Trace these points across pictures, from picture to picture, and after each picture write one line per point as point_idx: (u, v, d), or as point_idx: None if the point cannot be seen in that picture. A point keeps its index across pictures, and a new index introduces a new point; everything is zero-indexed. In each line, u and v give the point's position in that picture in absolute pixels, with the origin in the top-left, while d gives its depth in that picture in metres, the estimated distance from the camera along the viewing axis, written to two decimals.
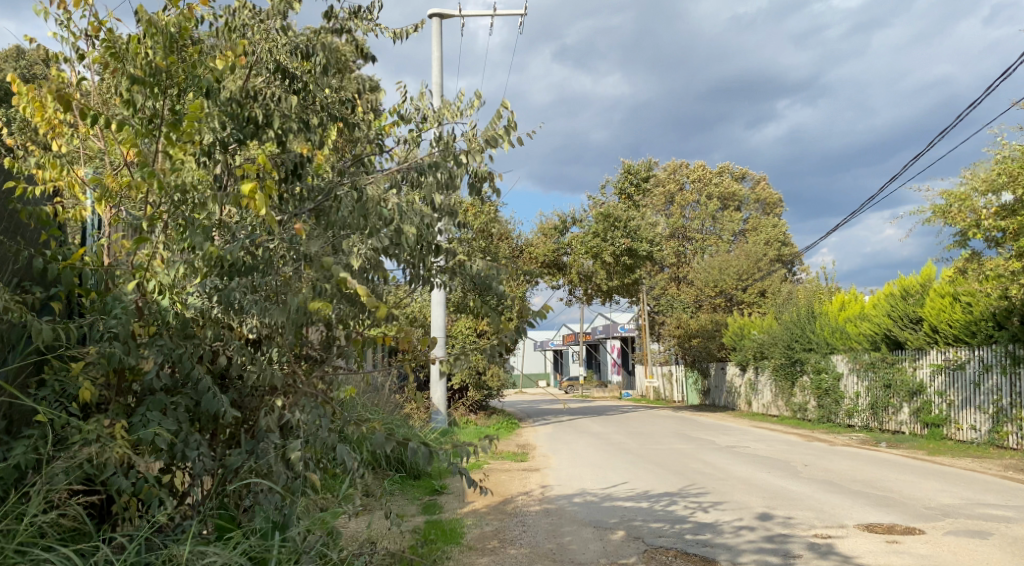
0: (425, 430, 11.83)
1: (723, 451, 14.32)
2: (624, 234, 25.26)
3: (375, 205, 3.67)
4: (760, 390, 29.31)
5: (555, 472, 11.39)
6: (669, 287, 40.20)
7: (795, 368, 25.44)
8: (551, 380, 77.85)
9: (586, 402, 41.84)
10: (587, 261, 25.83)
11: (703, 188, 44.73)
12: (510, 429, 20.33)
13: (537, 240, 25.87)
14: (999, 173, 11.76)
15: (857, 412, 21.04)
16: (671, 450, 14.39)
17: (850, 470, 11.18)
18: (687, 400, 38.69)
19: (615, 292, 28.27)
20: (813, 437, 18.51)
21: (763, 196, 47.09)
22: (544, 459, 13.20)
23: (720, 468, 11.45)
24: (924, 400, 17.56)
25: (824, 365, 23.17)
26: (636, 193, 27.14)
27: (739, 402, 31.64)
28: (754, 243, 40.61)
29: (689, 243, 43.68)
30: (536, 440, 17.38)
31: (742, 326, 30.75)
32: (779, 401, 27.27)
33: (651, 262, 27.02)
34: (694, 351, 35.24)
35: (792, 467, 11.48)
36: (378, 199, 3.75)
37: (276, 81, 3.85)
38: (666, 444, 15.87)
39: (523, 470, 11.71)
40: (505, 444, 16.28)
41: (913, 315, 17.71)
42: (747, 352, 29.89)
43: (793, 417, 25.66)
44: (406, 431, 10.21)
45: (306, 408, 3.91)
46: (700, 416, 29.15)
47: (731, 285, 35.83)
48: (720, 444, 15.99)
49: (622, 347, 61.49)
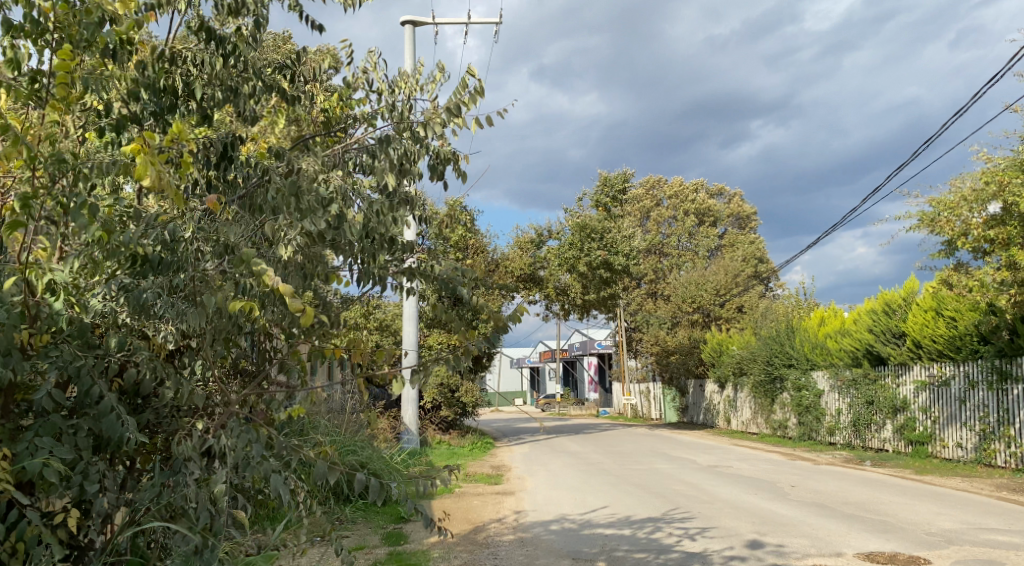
0: (393, 452, 11.14)
1: (705, 471, 13.80)
2: (601, 247, 24.86)
3: (312, 184, 3.09)
4: (739, 407, 28.90)
5: (530, 496, 10.78)
6: (646, 303, 39.87)
7: (775, 385, 25.06)
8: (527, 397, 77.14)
9: (563, 419, 41.25)
10: (563, 275, 25.37)
11: (679, 204, 44.62)
12: (485, 449, 19.69)
13: (512, 255, 25.35)
14: (987, 181, 11.46)
15: (838, 429, 20.66)
16: (652, 471, 13.84)
17: (839, 492, 10.68)
18: (665, 417, 38.23)
19: (592, 307, 27.81)
20: (796, 456, 18.05)
21: (737, 212, 47.07)
22: (519, 482, 12.58)
23: (705, 491, 10.90)
24: (908, 417, 17.19)
25: (804, 381, 22.80)
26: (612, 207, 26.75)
27: (717, 420, 31.23)
28: (731, 258, 40.41)
29: (666, 259, 43.45)
30: (511, 460, 16.74)
31: (721, 341, 30.40)
32: (759, 418, 26.87)
33: (628, 277, 26.63)
34: (672, 368, 34.83)
35: (780, 489, 10.97)
36: (315, 179, 3.19)
37: (198, 45, 3.30)
38: (646, 464, 15.32)
39: (497, 494, 11.09)
40: (479, 465, 15.65)
41: (895, 330, 17.38)
42: (725, 368, 29.51)
43: (773, 435, 25.25)
44: (370, 454, 9.57)
45: (235, 433, 3.29)
46: (679, 434, 28.68)
47: (709, 301, 35.45)
48: (701, 464, 15.47)
49: (599, 365, 61.03)
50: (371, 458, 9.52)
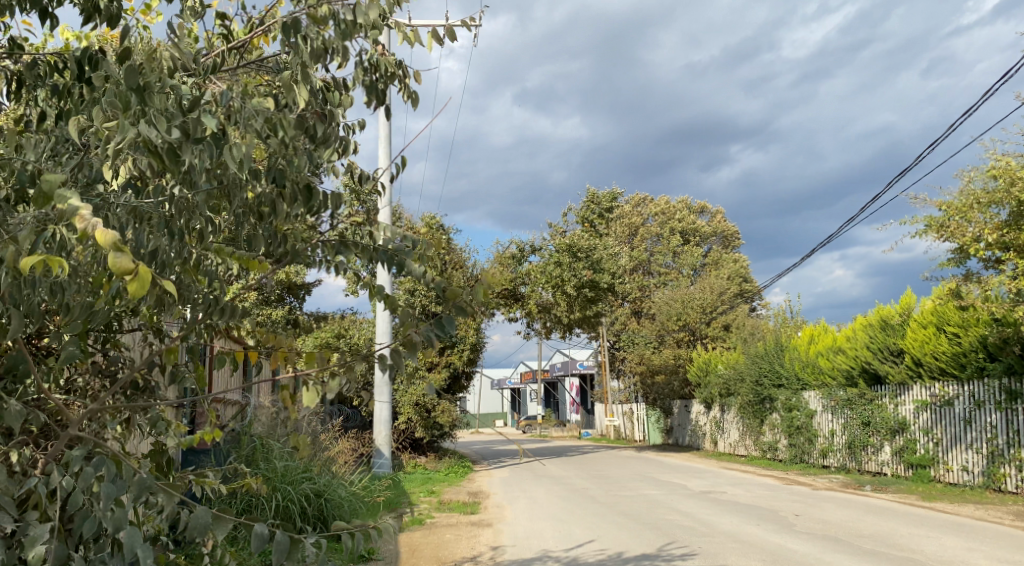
0: (358, 477, 10.03)
1: (698, 498, 12.85)
2: (587, 264, 24.06)
3: (167, 79, 2.46)
4: (726, 429, 27.98)
5: (509, 528, 9.76)
6: (630, 321, 38.97)
7: (764, 406, 24.19)
8: (508, 418, 75.84)
9: (544, 442, 40.19)
10: (547, 291, 24.44)
11: (664, 222, 43.92)
12: (461, 474, 18.60)
13: (493, 269, 24.35)
14: (1003, 183, 10.68)
15: (832, 452, 19.81)
16: (640, 497, 12.89)
17: (849, 523, 9.70)
18: (649, 439, 37.21)
19: (575, 325, 26.89)
20: (791, 480, 17.13)
21: (722, 230, 46.47)
22: (498, 511, 11.55)
23: (701, 523, 9.91)
24: (907, 439, 16.33)
25: (795, 402, 21.95)
26: (597, 221, 25.84)
27: (704, 442, 30.28)
28: (716, 276, 39.71)
29: (650, 277, 42.68)
30: (489, 486, 15.68)
31: (708, 360, 29.52)
32: (747, 440, 25.97)
33: (613, 294, 25.79)
34: (657, 388, 34.01)
35: (784, 519, 9.99)
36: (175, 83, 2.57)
37: None
38: (634, 489, 14.36)
39: (473, 525, 10.05)
40: (455, 492, 14.57)
41: (894, 347, 16.54)
42: (713, 388, 28.60)
43: (763, 457, 24.34)
44: (329, 482, 8.49)
45: (73, 473, 2.33)
46: (665, 456, 27.70)
47: (694, 318, 34.71)
48: (693, 489, 14.51)
49: (581, 386, 60.14)
50: (330, 487, 8.42)
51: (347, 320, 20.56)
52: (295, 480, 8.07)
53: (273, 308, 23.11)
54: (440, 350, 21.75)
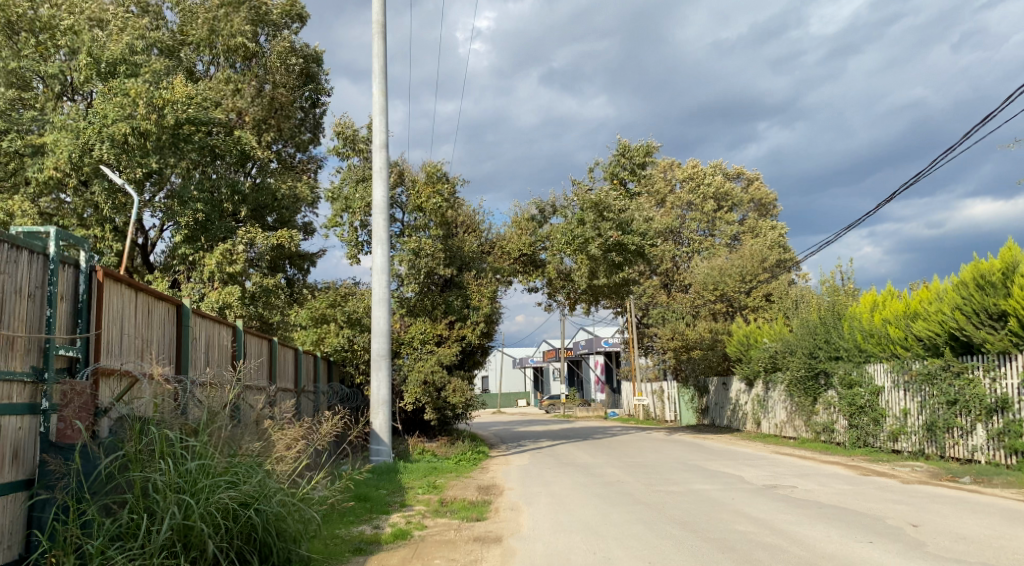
0: (316, 477, 7.47)
1: (768, 498, 10.21)
2: (614, 222, 21.36)
3: None
4: (771, 408, 25.28)
5: (527, 546, 7.24)
6: (659, 294, 36.23)
7: (819, 382, 21.45)
8: (530, 398, 73.56)
9: (570, 423, 37.76)
10: (568, 255, 21.85)
11: (695, 188, 41.01)
12: (473, 462, 16.18)
13: (510, 234, 21.84)
14: None
15: (905, 434, 17.12)
16: (696, 497, 10.31)
17: (995, 540, 6.96)
18: (681, 419, 34.66)
19: (602, 297, 24.25)
20: (863, 468, 14.51)
21: (758, 196, 42.94)
22: (513, 517, 9.04)
23: (784, 538, 7.24)
24: (1010, 421, 13.55)
25: (857, 376, 19.20)
26: (630, 177, 22.73)
27: (745, 423, 27.61)
28: (755, 242, 36.62)
29: (681, 246, 39.90)
30: (505, 478, 13.20)
31: (750, 333, 26.74)
32: (797, 421, 23.22)
33: (645, 261, 23.10)
34: (692, 364, 31.38)
35: (899, 534, 7.28)
36: None
37: None
38: (682, 484, 11.80)
39: (478, 541, 7.51)
40: (463, 486, 12.08)
41: (994, 310, 13.71)
42: (755, 363, 25.85)
43: (816, 440, 21.66)
44: (263, 485, 6.03)
45: None
46: (704, 439, 25.12)
47: (733, 287, 31.94)
48: (754, 482, 11.92)
49: (606, 364, 57.63)
50: (267, 492, 6.00)
51: (345, 289, 18.12)
52: (207, 486, 5.65)
53: (268, 278, 20.78)
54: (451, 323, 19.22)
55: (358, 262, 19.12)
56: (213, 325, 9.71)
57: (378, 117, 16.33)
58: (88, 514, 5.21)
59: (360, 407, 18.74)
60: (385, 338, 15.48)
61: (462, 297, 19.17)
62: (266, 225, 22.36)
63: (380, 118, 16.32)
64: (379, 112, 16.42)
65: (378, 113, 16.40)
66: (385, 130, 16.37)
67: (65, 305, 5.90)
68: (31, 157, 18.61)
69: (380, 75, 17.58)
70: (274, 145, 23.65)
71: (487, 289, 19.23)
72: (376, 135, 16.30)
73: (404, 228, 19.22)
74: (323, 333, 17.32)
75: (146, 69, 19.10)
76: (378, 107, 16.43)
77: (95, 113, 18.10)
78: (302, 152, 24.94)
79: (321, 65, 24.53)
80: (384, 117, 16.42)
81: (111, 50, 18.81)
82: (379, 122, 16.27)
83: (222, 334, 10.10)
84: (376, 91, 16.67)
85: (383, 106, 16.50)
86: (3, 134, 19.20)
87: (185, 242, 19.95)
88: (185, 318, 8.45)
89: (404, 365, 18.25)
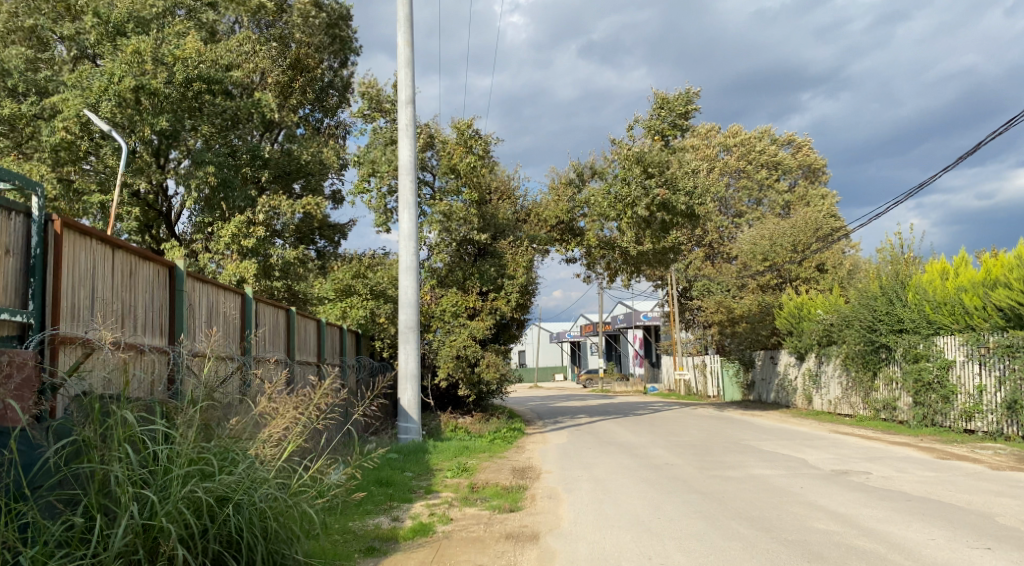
0: (318, 463, 6.52)
1: (843, 486, 8.95)
2: (656, 185, 19.96)
3: None
4: (825, 384, 23.76)
5: (570, 547, 6.13)
6: (704, 266, 34.65)
7: (880, 355, 19.95)
8: (568, 373, 72.44)
9: (610, 398, 36.59)
10: (608, 221, 20.57)
11: (742, 155, 39.10)
12: (508, 441, 15.16)
13: (546, 201, 20.60)
14: None
15: (982, 413, 15.65)
16: (761, 485, 9.11)
17: None
18: (725, 395, 33.25)
19: (645, 267, 22.87)
20: (940, 450, 13.13)
21: (809, 162, 40.83)
22: (551, 508, 7.93)
23: (879, 541, 6.02)
24: None
25: (924, 350, 17.68)
26: (671, 132, 21.05)
27: (795, 399, 26.16)
28: (807, 209, 34.72)
29: (726, 216, 38.14)
30: (542, 460, 12.11)
31: (803, 304, 25.16)
32: (855, 398, 21.71)
33: (692, 227, 21.67)
34: (738, 338, 29.90)
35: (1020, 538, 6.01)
36: None
37: None
38: (741, 469, 10.58)
39: (511, 539, 6.41)
40: (496, 468, 11.04)
41: None
42: (809, 337, 24.31)
43: (876, 418, 20.20)
44: (248, 476, 5.12)
45: None
46: (753, 416, 23.77)
47: (784, 257, 30.38)
48: (823, 466, 10.65)
49: (645, 337, 56.20)
50: (251, 485, 5.08)
51: (371, 259, 17.13)
52: (177, 479, 4.73)
53: (294, 248, 19.87)
54: (485, 294, 18.11)
55: (386, 230, 18.11)
56: (216, 291, 8.71)
57: (404, 70, 15.15)
58: (27, 515, 4.25)
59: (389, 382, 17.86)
60: (413, 309, 14.46)
61: (495, 267, 17.99)
62: (292, 192, 21.45)
63: (405, 72, 15.15)
64: (404, 65, 15.21)
65: (403, 66, 15.21)
66: (410, 84, 15.22)
67: (13, 263, 4.90)
68: (48, 120, 17.88)
69: (405, 26, 16.41)
70: (302, 109, 22.59)
71: (522, 258, 17.99)
72: (401, 90, 15.16)
73: (435, 194, 18.10)
74: (346, 305, 16.25)
75: (162, 30, 18.69)
76: (403, 59, 15.22)
77: (104, 71, 17.49)
78: (330, 117, 23.88)
79: (349, 23, 23.57)
80: (410, 71, 15.24)
81: (122, 8, 18.23)
82: (404, 76, 15.11)
83: (228, 301, 9.11)
84: (402, 43, 15.47)
85: (409, 58, 15.29)
86: (20, 97, 18.54)
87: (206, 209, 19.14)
88: (178, 281, 7.47)
89: (435, 339, 17.23)
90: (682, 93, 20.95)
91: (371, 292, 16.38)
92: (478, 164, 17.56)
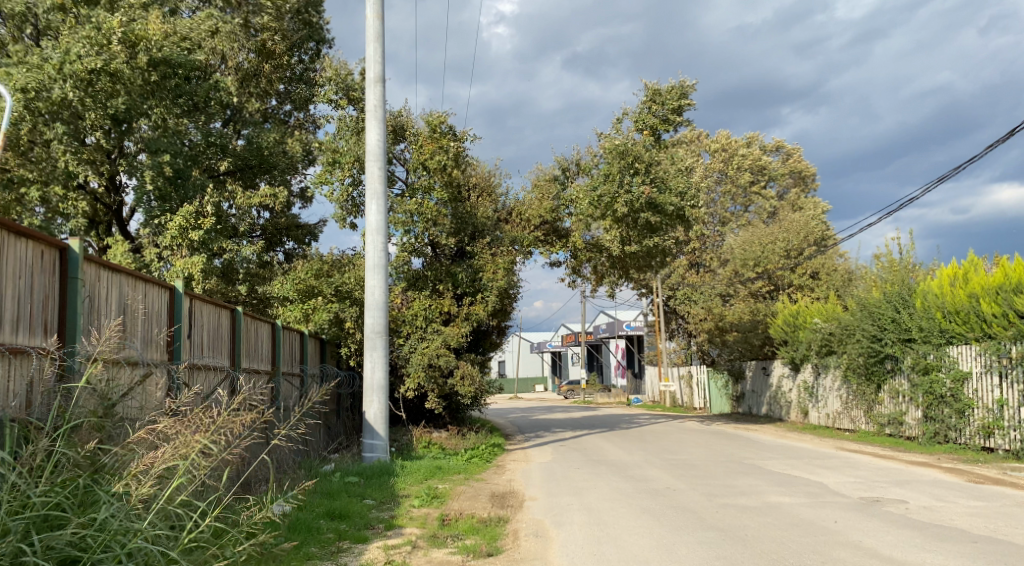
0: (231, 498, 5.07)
1: (882, 519, 7.56)
2: (645, 182, 18.62)
3: None
4: (822, 397, 22.50)
5: None
6: (690, 275, 33.39)
7: (884, 367, 18.67)
8: (548, 385, 70.91)
9: (594, 410, 35.12)
10: (594, 222, 19.19)
11: (728, 160, 37.95)
12: (486, 460, 13.65)
13: (530, 199, 19.17)
14: None
15: (1003, 429, 14.38)
16: (785, 516, 7.69)
17: None
18: (712, 407, 31.92)
19: (632, 271, 21.50)
20: (966, 471, 11.80)
21: (795, 169, 39.85)
22: (537, 550, 6.44)
23: None
24: None
25: (935, 360, 16.43)
26: (663, 128, 19.75)
27: (789, 413, 24.84)
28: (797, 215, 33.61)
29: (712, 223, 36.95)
30: (524, 483, 10.65)
31: (798, 312, 23.89)
32: (856, 412, 20.41)
33: (684, 228, 20.34)
34: (729, 348, 28.55)
35: None
36: None
37: None
38: (756, 495, 9.16)
39: None
40: (472, 494, 9.53)
41: None
42: (805, 347, 23.02)
43: (880, 434, 18.89)
44: (116, 523, 3.77)
45: None
46: (746, 431, 22.43)
47: (776, 263, 29.22)
48: (847, 493, 9.27)
49: (628, 347, 54.83)
50: (119, 534, 3.75)
51: (337, 258, 15.61)
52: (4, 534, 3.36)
53: (253, 248, 18.27)
54: (461, 297, 16.65)
55: (352, 226, 16.60)
56: (131, 282, 7.10)
57: (373, 45, 13.65)
58: None
59: (355, 393, 16.31)
60: (381, 311, 12.92)
61: (470, 269, 16.55)
62: (256, 188, 19.88)
63: (374, 48, 13.66)
64: (373, 41, 13.72)
65: (373, 41, 13.71)
66: (381, 62, 13.72)
67: None
68: None
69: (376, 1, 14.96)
70: (267, 101, 21.04)
71: (503, 259, 16.52)
72: (371, 68, 13.66)
73: (407, 187, 16.62)
74: (309, 308, 14.90)
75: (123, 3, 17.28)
76: (373, 34, 13.73)
77: (59, 48, 15.84)
78: (299, 110, 22.35)
79: (321, 10, 22.09)
80: (380, 47, 13.75)
81: None
82: (374, 52, 13.62)
83: (150, 296, 7.52)
84: (371, 16, 14.00)
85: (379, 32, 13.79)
86: None
87: (158, 203, 17.53)
88: (72, 267, 5.86)
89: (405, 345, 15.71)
90: (675, 85, 19.61)
91: (335, 292, 14.85)
92: (454, 155, 16.11)
